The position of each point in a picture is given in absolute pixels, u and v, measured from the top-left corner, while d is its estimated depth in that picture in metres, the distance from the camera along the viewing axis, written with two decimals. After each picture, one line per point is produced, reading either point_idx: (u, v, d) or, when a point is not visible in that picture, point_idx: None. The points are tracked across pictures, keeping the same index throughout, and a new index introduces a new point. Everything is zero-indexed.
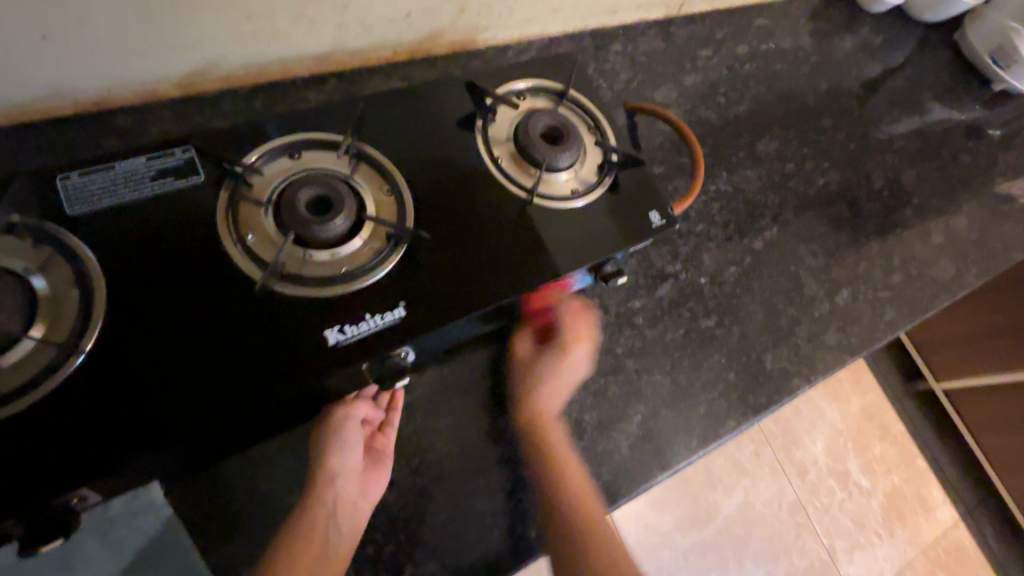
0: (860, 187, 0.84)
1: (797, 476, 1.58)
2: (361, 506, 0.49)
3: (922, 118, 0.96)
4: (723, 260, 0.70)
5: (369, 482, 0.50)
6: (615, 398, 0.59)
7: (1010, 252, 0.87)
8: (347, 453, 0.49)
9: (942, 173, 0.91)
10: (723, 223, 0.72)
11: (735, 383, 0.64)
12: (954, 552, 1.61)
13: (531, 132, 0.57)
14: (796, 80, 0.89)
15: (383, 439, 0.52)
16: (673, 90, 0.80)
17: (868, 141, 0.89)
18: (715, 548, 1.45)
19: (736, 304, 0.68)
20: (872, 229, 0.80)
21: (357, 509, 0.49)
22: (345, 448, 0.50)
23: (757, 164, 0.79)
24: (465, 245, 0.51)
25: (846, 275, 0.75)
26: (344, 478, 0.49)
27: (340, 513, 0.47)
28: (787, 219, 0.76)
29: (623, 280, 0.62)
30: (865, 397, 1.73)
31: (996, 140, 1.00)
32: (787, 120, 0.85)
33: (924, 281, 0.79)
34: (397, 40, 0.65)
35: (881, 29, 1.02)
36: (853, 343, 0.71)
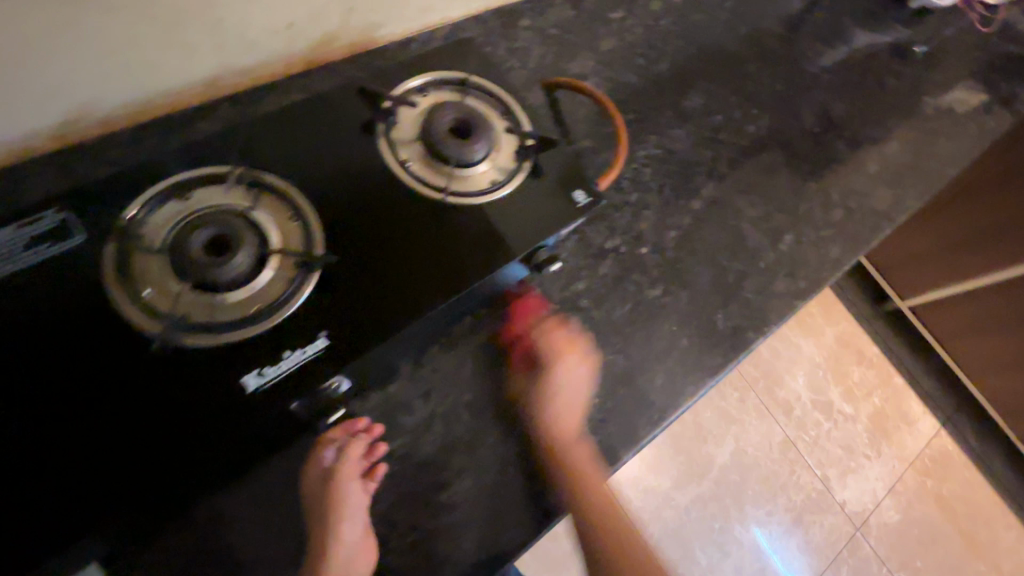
0: (792, 127, 0.83)
1: (783, 414, 1.62)
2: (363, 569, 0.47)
3: (846, 48, 0.96)
4: (662, 227, 0.69)
5: (371, 542, 0.48)
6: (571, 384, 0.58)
7: (946, 168, 0.88)
8: (357, 515, 0.48)
9: (872, 100, 0.91)
10: (659, 188, 0.71)
11: (690, 348, 0.63)
12: (940, 459, 1.67)
13: (438, 128, 0.54)
14: (715, 29, 0.87)
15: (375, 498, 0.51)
16: (591, 59, 0.77)
17: (795, 80, 0.88)
18: (714, 498, 1.48)
19: (680, 268, 0.67)
20: (808, 169, 0.80)
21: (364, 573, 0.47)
22: (353, 508, 0.48)
23: (686, 121, 0.77)
24: (387, 259, 0.49)
25: (788, 220, 0.75)
26: (355, 541, 0.47)
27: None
28: (722, 173, 0.75)
29: (559, 265, 0.60)
30: (837, 327, 1.77)
31: (921, 59, 1.00)
32: (711, 71, 0.83)
33: (865, 213, 0.79)
34: (288, 51, 0.61)
35: None
36: (803, 287, 0.70)
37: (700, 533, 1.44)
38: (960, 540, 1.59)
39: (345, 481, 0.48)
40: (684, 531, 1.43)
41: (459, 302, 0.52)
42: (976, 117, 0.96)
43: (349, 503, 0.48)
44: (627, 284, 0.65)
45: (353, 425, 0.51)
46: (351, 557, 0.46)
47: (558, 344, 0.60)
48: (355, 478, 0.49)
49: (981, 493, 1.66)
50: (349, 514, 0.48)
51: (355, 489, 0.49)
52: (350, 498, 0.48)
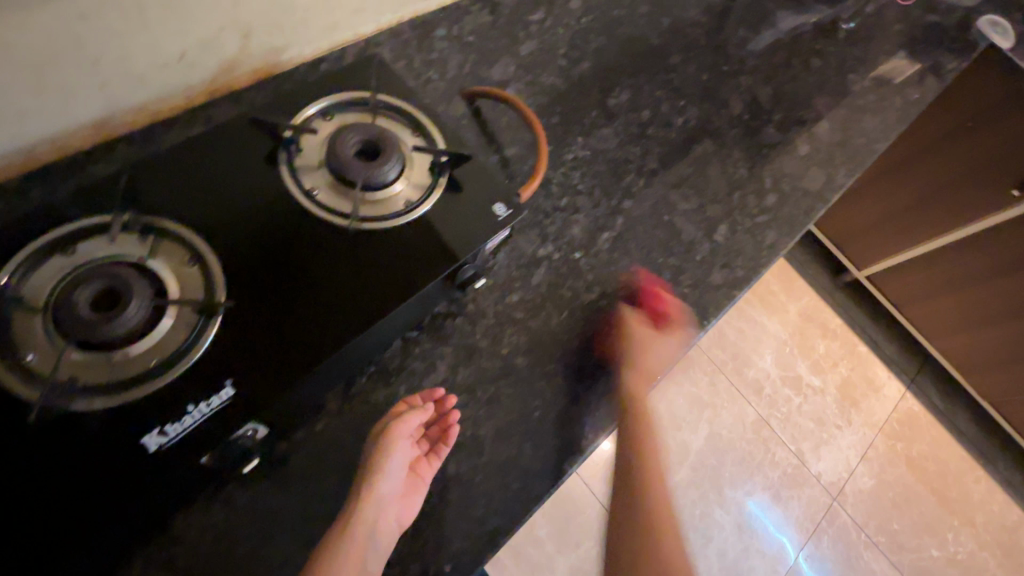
0: (720, 116, 0.83)
1: (754, 394, 1.64)
2: (391, 527, 0.48)
3: (770, 32, 0.97)
4: (594, 229, 0.68)
5: (409, 502, 0.50)
6: (513, 401, 0.57)
7: (875, 143, 0.89)
8: (394, 477, 0.49)
9: (797, 81, 0.92)
10: (588, 191, 0.71)
11: (629, 350, 0.63)
12: (907, 422, 1.71)
13: (344, 152, 0.52)
14: (637, 23, 0.87)
15: (427, 464, 0.52)
16: (511, 64, 0.76)
17: (720, 68, 0.88)
18: (693, 484, 1.49)
19: (615, 270, 0.66)
20: (739, 156, 0.80)
21: (389, 533, 0.48)
22: (392, 468, 0.49)
23: (612, 120, 0.77)
24: (304, 293, 0.48)
25: (722, 210, 0.75)
26: (384, 500, 0.48)
27: (378, 534, 0.47)
28: (652, 169, 0.75)
29: (484, 281, 0.59)
30: (799, 302, 1.80)
31: (843, 36, 1.01)
32: (635, 66, 0.83)
33: (799, 195, 0.79)
34: (184, 84, 0.59)
35: None
36: (740, 276, 0.70)
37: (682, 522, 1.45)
38: (934, 499, 1.63)
39: (396, 438, 0.49)
40: None
41: (383, 330, 0.50)
42: (901, 88, 0.98)
43: (392, 462, 0.49)
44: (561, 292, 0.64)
45: (432, 394, 0.54)
46: (380, 512, 0.48)
47: (495, 360, 0.59)
48: (405, 437, 0.50)
49: (949, 450, 1.70)
50: (386, 473, 0.48)
51: (402, 449, 0.50)
52: (394, 455, 0.49)
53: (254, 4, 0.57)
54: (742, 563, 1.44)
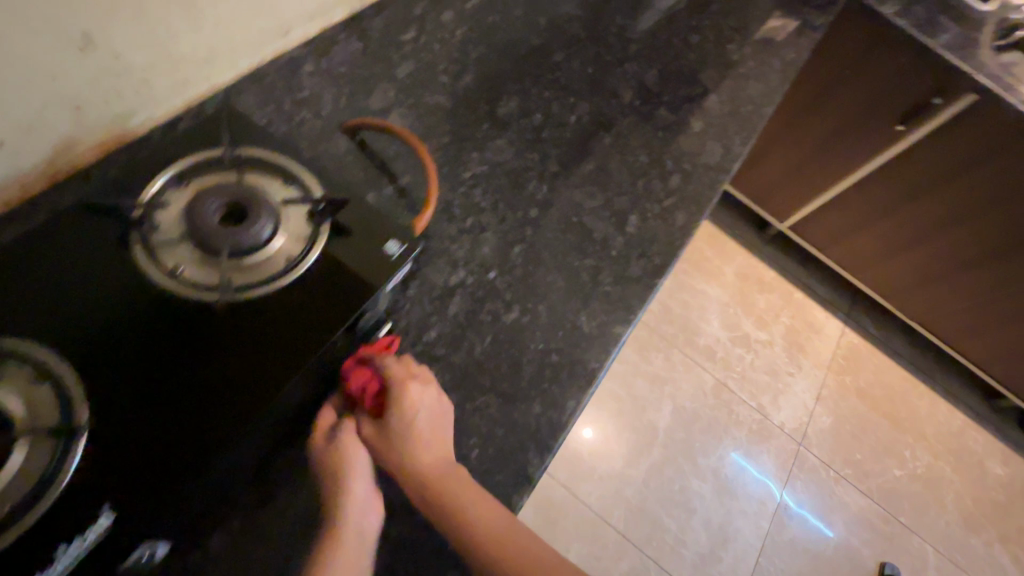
0: (611, 106, 0.83)
1: (709, 360, 1.67)
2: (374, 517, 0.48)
3: (647, 14, 0.98)
4: (505, 245, 0.66)
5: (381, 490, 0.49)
6: None
7: (762, 108, 0.92)
8: (359, 471, 0.48)
9: (680, 60, 0.93)
10: (491, 207, 0.68)
11: (561, 362, 0.61)
12: (850, 355, 1.81)
13: (203, 218, 0.47)
14: (513, 27, 0.86)
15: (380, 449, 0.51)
16: (390, 89, 0.73)
17: (605, 58, 0.88)
18: (668, 461, 1.50)
19: (533, 282, 0.65)
20: (638, 143, 0.80)
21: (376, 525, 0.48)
22: (357, 465, 0.48)
23: (505, 130, 0.75)
24: (191, 376, 0.44)
25: (629, 201, 0.74)
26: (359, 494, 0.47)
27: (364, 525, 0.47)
28: (554, 172, 0.74)
29: (387, 326, 0.56)
30: (733, 263, 1.86)
31: (715, 9, 1.04)
32: (519, 70, 0.81)
33: (700, 170, 0.80)
34: (15, 170, 0.51)
35: None
36: (658, 263, 0.70)
37: (663, 500, 1.46)
38: (887, 423, 1.72)
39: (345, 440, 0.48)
40: (649, 502, 1.45)
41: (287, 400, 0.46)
42: (776, 51, 1.01)
43: (354, 460, 0.48)
44: (483, 318, 0.61)
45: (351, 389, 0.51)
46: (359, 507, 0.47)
47: None
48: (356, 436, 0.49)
49: (890, 374, 1.81)
50: (353, 472, 0.48)
51: (358, 449, 0.48)
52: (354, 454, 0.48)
53: (79, 74, 0.51)
54: (728, 527, 1.46)
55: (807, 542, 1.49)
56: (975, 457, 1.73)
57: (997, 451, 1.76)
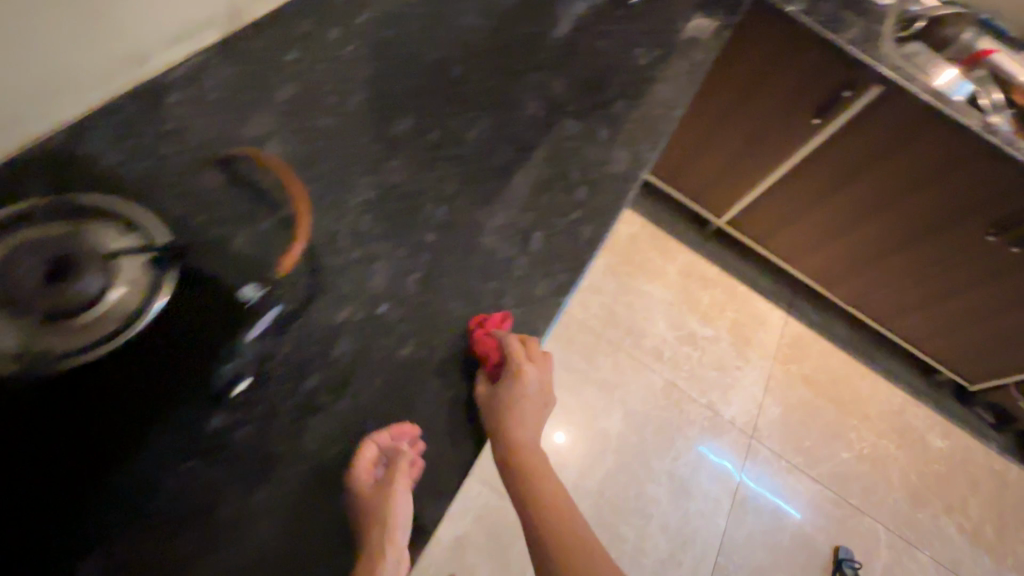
0: (515, 117, 0.80)
1: (657, 361, 1.67)
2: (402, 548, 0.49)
3: (550, 20, 0.95)
4: (399, 274, 0.62)
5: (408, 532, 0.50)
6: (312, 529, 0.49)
7: (671, 111, 0.91)
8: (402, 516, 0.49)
9: (588, 64, 0.91)
10: (383, 235, 0.64)
11: (461, 396, 0.58)
12: (794, 344, 1.85)
13: (15, 283, 0.42)
14: (407, 42, 0.82)
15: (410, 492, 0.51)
16: (268, 114, 0.68)
17: (508, 68, 0.85)
18: (622, 468, 1.49)
19: (430, 313, 0.61)
20: (543, 155, 0.78)
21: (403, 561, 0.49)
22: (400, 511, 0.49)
23: (397, 151, 0.71)
24: (53, 431, 0.42)
25: (533, 217, 0.72)
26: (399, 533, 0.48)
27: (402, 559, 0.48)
28: (452, 192, 0.70)
29: (244, 380, 0.51)
30: (676, 261, 1.88)
31: (622, 13, 1.03)
32: (414, 86, 0.78)
33: (607, 180, 0.79)
34: None
35: None
36: (564, 280, 0.68)
37: (619, 508, 1.44)
38: (833, 407, 1.76)
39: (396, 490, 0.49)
40: (605, 512, 1.43)
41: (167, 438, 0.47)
42: (684, 53, 1.01)
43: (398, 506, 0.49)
44: (375, 356, 0.57)
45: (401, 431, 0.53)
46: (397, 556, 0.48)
47: (305, 462, 0.51)
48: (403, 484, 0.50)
49: (833, 359, 1.85)
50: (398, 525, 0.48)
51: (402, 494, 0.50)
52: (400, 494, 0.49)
53: None
54: (685, 529, 1.45)
55: (764, 535, 1.50)
56: (917, 433, 1.79)
57: (938, 425, 1.83)
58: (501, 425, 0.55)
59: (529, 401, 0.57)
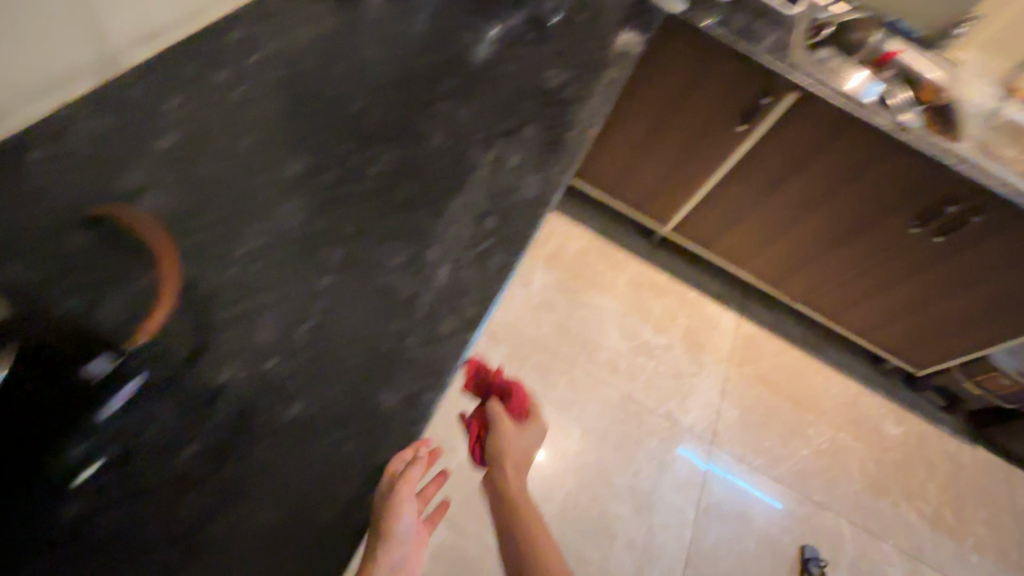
0: (419, 149, 0.78)
1: (613, 374, 1.66)
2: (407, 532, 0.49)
3: (456, 49, 0.95)
4: (291, 325, 0.59)
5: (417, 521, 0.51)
6: None
7: (582, 132, 0.91)
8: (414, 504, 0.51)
9: (496, 92, 0.91)
10: (273, 287, 0.62)
11: (360, 449, 0.55)
12: (747, 345, 1.87)
13: None
14: (305, 82, 0.80)
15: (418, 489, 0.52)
16: (148, 166, 0.65)
17: (412, 100, 0.84)
18: (583, 488, 1.46)
19: (324, 362, 0.58)
20: (449, 186, 0.76)
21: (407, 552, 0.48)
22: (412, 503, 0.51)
23: (292, 194, 0.68)
24: None
25: (439, 251, 0.70)
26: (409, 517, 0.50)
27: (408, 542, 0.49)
28: (351, 233, 0.68)
29: (97, 461, 0.47)
30: (626, 272, 1.89)
31: (531, 39, 1.04)
32: (310, 125, 0.76)
33: (518, 206, 0.77)
34: None
35: None
36: (471, 315, 0.66)
37: (583, 530, 1.41)
38: (789, 405, 1.78)
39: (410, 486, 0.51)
40: (569, 537, 1.39)
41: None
42: (595, 73, 1.02)
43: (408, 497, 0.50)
44: (261, 419, 0.53)
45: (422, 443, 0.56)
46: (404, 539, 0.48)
47: (178, 540, 0.47)
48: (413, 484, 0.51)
49: (786, 356, 1.88)
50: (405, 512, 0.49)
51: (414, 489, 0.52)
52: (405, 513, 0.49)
53: None
54: (651, 545, 1.43)
55: (730, 542, 1.49)
56: (872, 423, 1.82)
57: (891, 412, 1.87)
58: (506, 440, 0.66)
59: (528, 435, 0.68)
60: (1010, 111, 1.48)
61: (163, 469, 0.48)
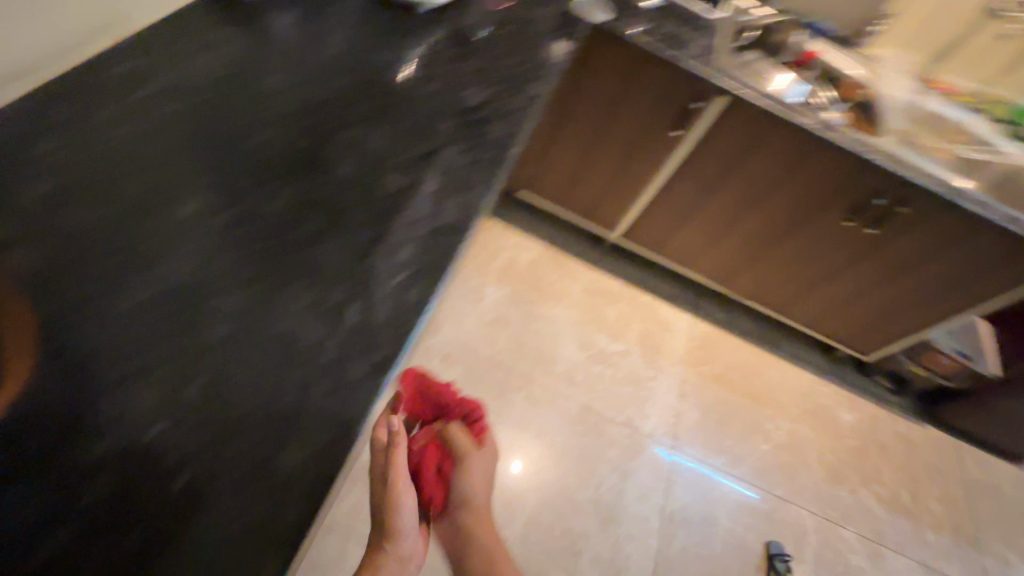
0: (327, 181, 0.74)
1: (571, 386, 1.64)
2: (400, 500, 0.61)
3: (370, 71, 0.92)
4: (174, 388, 0.54)
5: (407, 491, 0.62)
6: None
7: (504, 151, 0.88)
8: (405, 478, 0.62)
9: (412, 113, 0.87)
10: (155, 345, 0.56)
11: (258, 518, 0.49)
12: (703, 344, 1.88)
13: None
14: (198, 115, 0.75)
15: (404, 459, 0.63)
16: (10, 222, 0.59)
17: (320, 128, 0.80)
18: (546, 507, 1.43)
19: (216, 424, 0.53)
20: (359, 217, 0.72)
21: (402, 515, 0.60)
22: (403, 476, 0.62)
23: (181, 238, 0.64)
24: None
25: (349, 288, 0.65)
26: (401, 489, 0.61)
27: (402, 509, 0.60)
28: (249, 276, 0.63)
29: None
30: (579, 281, 1.88)
31: (450, 56, 1.01)
32: (206, 162, 0.71)
33: (435, 234, 0.74)
34: None
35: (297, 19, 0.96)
36: (384, 356, 0.61)
37: (548, 551, 1.38)
38: (747, 402, 1.79)
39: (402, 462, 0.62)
40: (534, 559, 1.36)
41: None
42: (517, 88, 1.00)
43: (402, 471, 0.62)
44: (133, 501, 0.47)
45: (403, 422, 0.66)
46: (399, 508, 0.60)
47: None
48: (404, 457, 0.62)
49: (741, 353, 1.91)
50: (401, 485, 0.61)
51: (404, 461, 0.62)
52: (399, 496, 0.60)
53: None
54: (617, 558, 1.41)
55: (696, 546, 1.49)
56: (827, 412, 1.86)
57: (845, 399, 1.91)
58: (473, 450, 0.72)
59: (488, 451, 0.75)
60: (926, 104, 1.56)
61: (21, 560, 0.43)
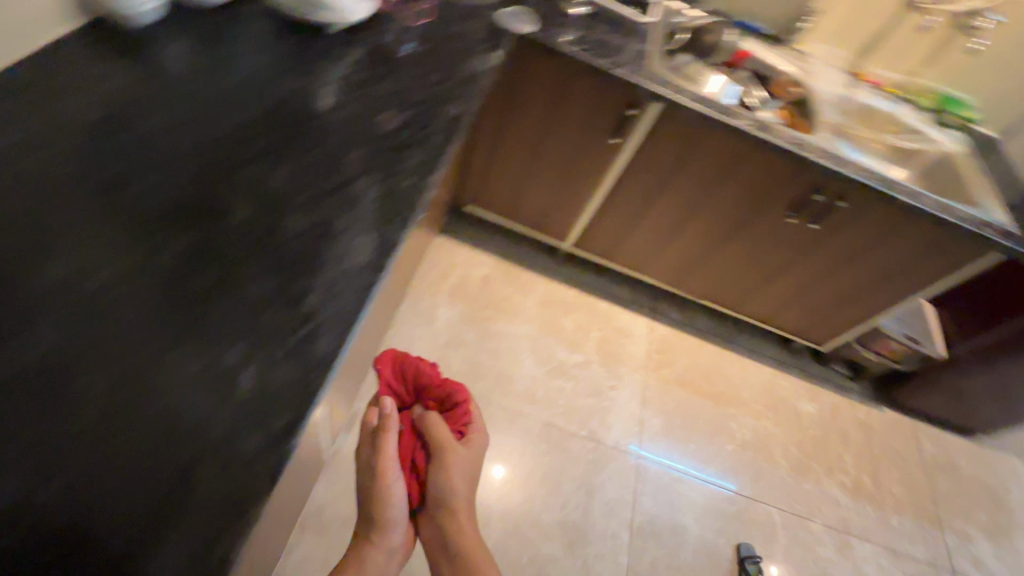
0: (219, 229, 0.68)
1: (530, 404, 1.60)
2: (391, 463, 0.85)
3: (273, 101, 0.85)
4: (26, 489, 0.48)
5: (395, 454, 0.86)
6: None
7: (423, 179, 0.83)
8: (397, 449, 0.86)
9: (320, 145, 0.82)
10: (5, 446, 0.49)
11: None
12: (662, 347, 1.87)
13: None
14: (70, 169, 0.69)
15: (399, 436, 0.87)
16: None
17: (212, 169, 0.74)
18: (510, 535, 1.38)
19: (76, 526, 0.47)
20: (256, 267, 0.66)
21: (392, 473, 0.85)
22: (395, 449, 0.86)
23: (43, 310, 0.58)
24: None
25: (242, 351, 0.60)
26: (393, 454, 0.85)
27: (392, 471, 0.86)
28: (123, 347, 0.57)
29: None
30: (534, 293, 1.84)
31: (364, 80, 0.95)
32: (78, 218, 0.65)
33: (344, 279, 0.69)
34: None
35: (191, 48, 0.89)
36: (283, 425, 0.56)
37: None
38: (709, 402, 1.79)
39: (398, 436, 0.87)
40: None
41: None
42: (438, 110, 0.95)
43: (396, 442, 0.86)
44: None
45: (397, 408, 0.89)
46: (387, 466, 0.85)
47: None
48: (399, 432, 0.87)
49: (700, 352, 1.91)
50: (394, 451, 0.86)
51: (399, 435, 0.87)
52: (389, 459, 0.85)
53: None
54: None
55: (666, 557, 1.46)
56: (788, 404, 1.88)
57: (804, 390, 1.93)
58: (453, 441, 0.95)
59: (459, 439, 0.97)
60: (857, 96, 1.59)
61: None
